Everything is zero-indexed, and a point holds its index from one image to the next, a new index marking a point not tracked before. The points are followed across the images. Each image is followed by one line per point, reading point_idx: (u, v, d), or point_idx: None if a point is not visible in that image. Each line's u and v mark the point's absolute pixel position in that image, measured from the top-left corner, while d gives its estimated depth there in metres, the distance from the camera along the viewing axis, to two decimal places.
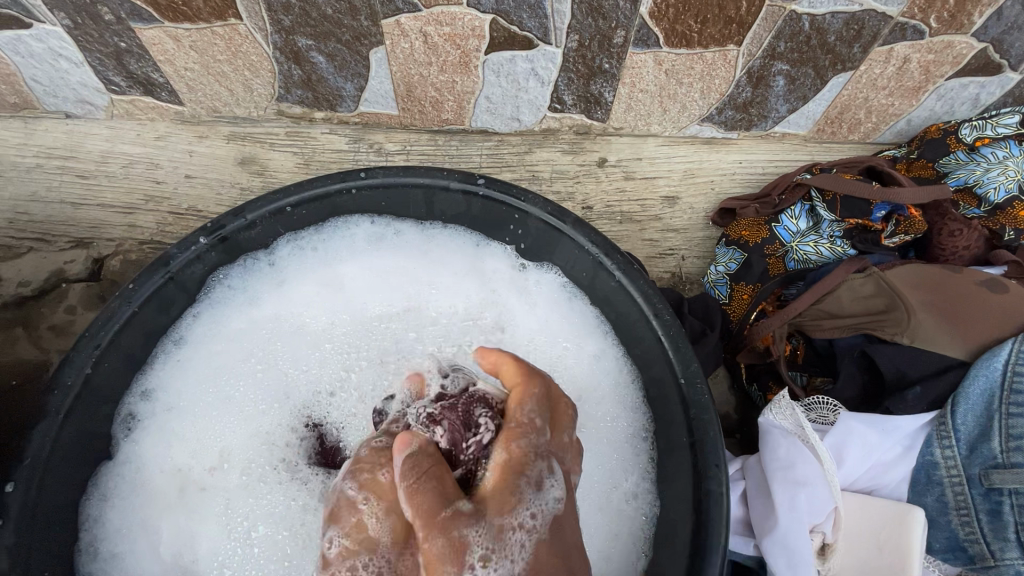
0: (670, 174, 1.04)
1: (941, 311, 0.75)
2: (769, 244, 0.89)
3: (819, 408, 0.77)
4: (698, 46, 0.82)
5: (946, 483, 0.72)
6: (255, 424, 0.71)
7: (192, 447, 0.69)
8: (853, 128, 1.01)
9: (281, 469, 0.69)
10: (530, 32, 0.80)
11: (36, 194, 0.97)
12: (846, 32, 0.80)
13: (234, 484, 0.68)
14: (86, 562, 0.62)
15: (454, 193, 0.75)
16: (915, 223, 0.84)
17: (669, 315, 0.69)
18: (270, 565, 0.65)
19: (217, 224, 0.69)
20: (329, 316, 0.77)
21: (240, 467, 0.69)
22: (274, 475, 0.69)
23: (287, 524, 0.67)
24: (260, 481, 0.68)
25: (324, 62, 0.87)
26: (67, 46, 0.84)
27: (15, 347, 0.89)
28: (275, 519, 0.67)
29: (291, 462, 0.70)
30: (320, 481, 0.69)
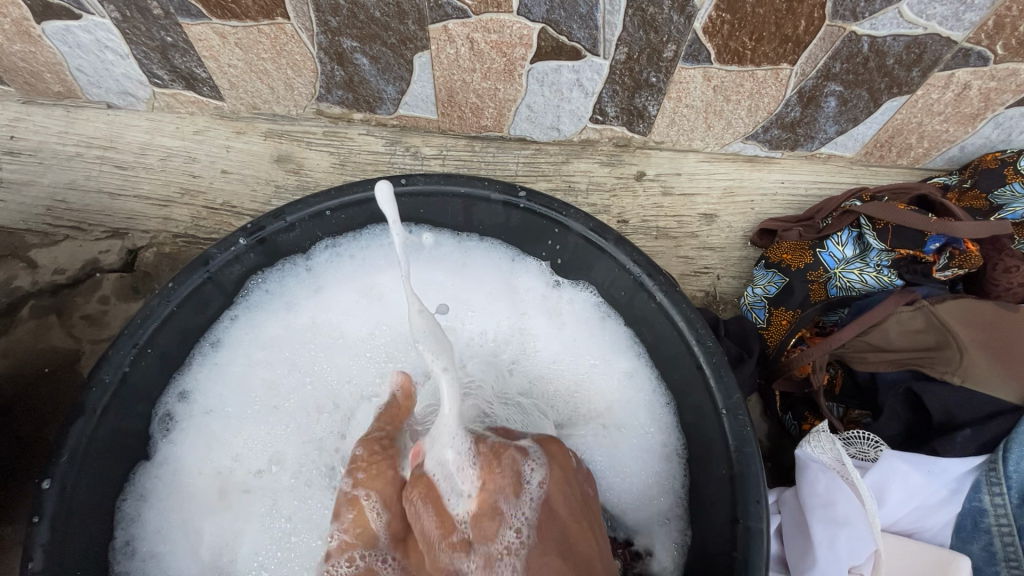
0: (709, 191, 1.02)
1: (995, 351, 0.73)
2: (812, 270, 0.86)
3: (858, 444, 0.74)
4: (751, 63, 0.79)
5: (993, 532, 0.69)
6: (295, 428, 0.71)
7: (234, 450, 0.69)
8: (903, 153, 0.98)
9: (325, 476, 0.69)
10: (579, 43, 0.78)
11: (75, 182, 0.98)
12: (906, 55, 0.77)
13: (280, 486, 0.68)
14: (122, 561, 0.63)
15: (495, 204, 0.73)
16: (971, 257, 0.81)
17: (712, 341, 0.66)
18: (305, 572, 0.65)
19: (256, 225, 0.68)
20: (366, 325, 0.76)
21: (292, 470, 0.69)
22: (317, 481, 0.69)
23: (320, 532, 0.67)
24: (306, 484, 0.69)
25: (367, 64, 0.86)
26: (114, 39, 0.84)
27: (48, 335, 0.89)
28: (309, 525, 0.67)
29: (333, 468, 0.70)
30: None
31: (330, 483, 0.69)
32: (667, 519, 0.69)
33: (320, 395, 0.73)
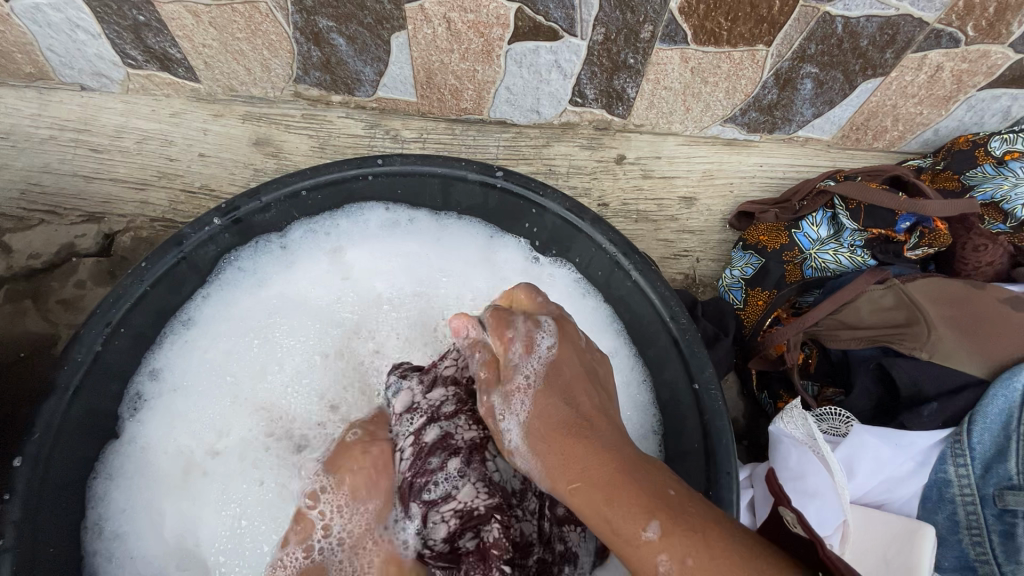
0: (688, 174, 1.03)
1: (960, 327, 0.74)
2: (788, 250, 0.88)
3: (831, 420, 0.76)
4: (727, 44, 0.80)
5: (958, 502, 0.72)
6: (258, 403, 0.71)
7: (197, 431, 0.69)
8: (878, 136, 1.00)
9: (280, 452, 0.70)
10: (556, 23, 0.78)
11: (48, 166, 0.97)
12: (879, 36, 0.78)
13: (235, 468, 0.69)
14: (91, 541, 0.62)
15: (472, 184, 0.73)
16: (940, 236, 0.83)
17: (685, 318, 0.67)
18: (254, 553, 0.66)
19: (231, 205, 0.67)
20: (337, 299, 0.77)
21: (243, 449, 0.69)
22: (275, 456, 0.69)
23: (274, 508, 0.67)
24: (258, 462, 0.69)
25: (344, 44, 0.86)
26: (85, 17, 0.83)
27: (24, 320, 0.88)
28: (265, 507, 0.67)
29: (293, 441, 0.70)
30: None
31: (281, 459, 0.69)
32: None
33: (288, 368, 0.73)
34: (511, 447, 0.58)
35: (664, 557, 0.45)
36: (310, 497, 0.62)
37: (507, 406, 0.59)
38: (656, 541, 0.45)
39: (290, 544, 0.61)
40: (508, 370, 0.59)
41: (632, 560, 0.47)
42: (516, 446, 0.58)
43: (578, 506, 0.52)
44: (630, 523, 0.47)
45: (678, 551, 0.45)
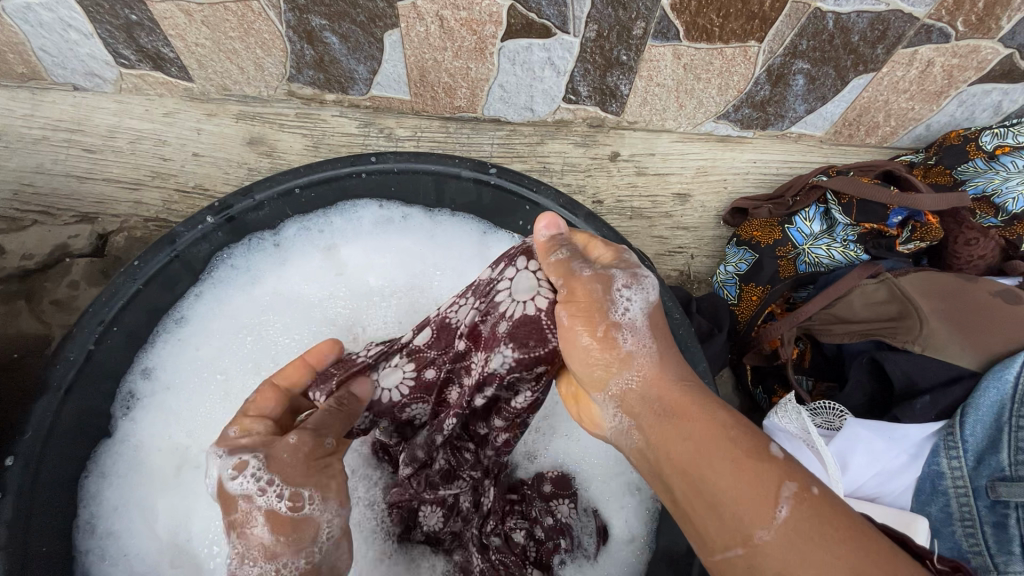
0: (682, 171, 1.03)
1: (953, 320, 0.75)
2: (781, 245, 0.88)
3: (825, 414, 0.77)
4: (719, 41, 0.80)
5: (950, 494, 0.71)
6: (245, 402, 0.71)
7: (189, 427, 0.69)
8: (871, 132, 1.00)
9: None
10: (548, 20, 0.78)
11: (41, 166, 0.96)
12: (870, 32, 0.78)
13: None
14: (83, 539, 0.62)
15: (465, 181, 0.73)
16: (932, 230, 0.82)
17: (678, 314, 0.67)
18: None
19: (224, 204, 0.68)
20: (329, 294, 0.77)
21: None
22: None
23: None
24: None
25: (337, 42, 0.86)
26: (76, 17, 0.83)
27: (17, 320, 0.88)
28: None
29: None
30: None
31: None
32: (637, 487, 0.69)
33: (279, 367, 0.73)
34: (622, 322, 0.46)
35: (782, 475, 0.35)
36: (293, 495, 0.45)
37: (634, 285, 0.47)
38: (781, 459, 0.36)
39: (285, 555, 0.45)
40: (631, 261, 0.49)
41: (739, 474, 0.35)
42: (627, 321, 0.46)
43: (679, 408, 0.41)
44: (751, 434, 0.37)
45: (807, 479, 0.35)
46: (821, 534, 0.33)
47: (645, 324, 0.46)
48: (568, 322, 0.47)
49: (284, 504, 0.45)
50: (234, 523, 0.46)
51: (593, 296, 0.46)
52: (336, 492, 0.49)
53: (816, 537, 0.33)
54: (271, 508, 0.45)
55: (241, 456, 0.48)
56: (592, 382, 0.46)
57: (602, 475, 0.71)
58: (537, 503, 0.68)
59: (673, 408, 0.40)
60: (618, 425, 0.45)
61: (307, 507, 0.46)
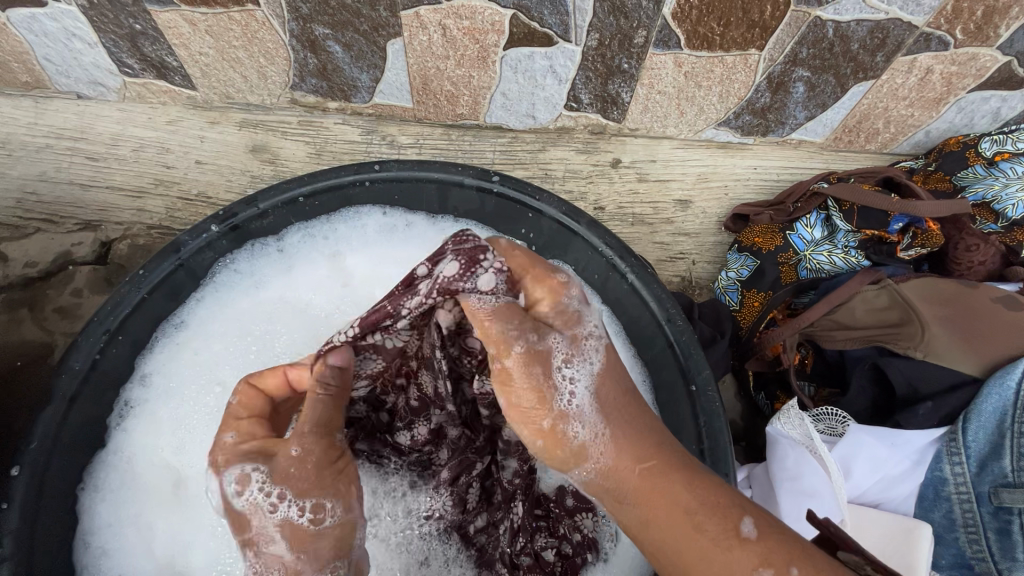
0: (683, 177, 1.03)
1: (954, 327, 0.75)
2: (783, 252, 0.89)
3: (828, 420, 0.78)
4: (719, 49, 0.81)
5: (954, 500, 0.72)
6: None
7: (178, 445, 0.67)
8: (871, 138, 1.01)
9: None
10: (551, 29, 0.79)
11: (45, 174, 0.97)
12: (869, 40, 0.79)
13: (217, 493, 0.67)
14: (78, 555, 0.61)
15: (469, 189, 0.74)
16: (933, 236, 0.83)
17: (682, 320, 0.68)
18: None
19: (228, 212, 0.69)
20: (336, 305, 0.75)
21: None
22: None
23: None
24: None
25: (341, 51, 0.86)
26: (81, 27, 0.83)
27: (20, 328, 0.88)
28: None
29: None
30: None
31: None
32: None
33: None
34: (568, 411, 0.48)
35: (759, 560, 0.42)
36: (314, 507, 0.48)
37: (575, 359, 0.49)
38: (754, 541, 0.43)
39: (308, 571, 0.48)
40: (573, 316, 0.50)
41: (716, 563, 0.42)
42: (575, 409, 0.48)
43: (642, 496, 0.46)
44: (718, 516, 0.44)
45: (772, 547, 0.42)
46: None
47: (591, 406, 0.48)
48: (515, 401, 0.48)
49: (304, 518, 0.48)
50: (247, 542, 0.48)
51: (535, 375, 0.47)
52: (352, 498, 0.52)
53: None
54: (290, 521, 0.47)
55: (243, 468, 0.48)
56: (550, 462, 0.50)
57: None
58: (565, 520, 0.67)
59: (650, 494, 0.46)
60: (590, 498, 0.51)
61: (325, 519, 0.49)
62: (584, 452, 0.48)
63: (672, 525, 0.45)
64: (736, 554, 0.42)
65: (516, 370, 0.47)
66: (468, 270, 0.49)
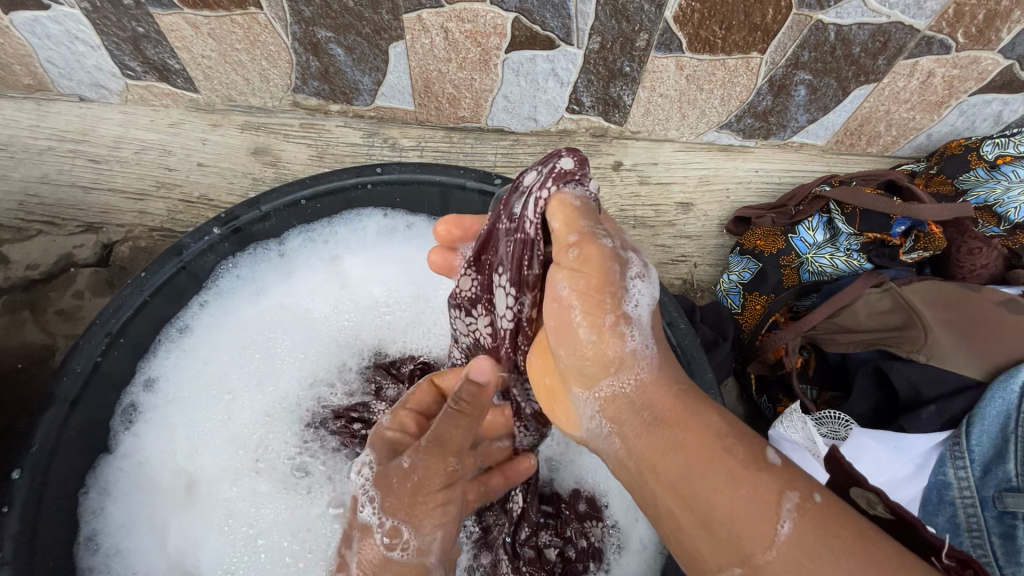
0: (685, 180, 1.03)
1: (956, 330, 0.75)
2: (785, 254, 0.89)
3: (830, 423, 0.77)
4: (721, 52, 0.81)
5: (957, 504, 0.71)
6: (246, 422, 0.71)
7: (188, 446, 0.68)
8: (872, 141, 1.01)
9: (286, 476, 0.69)
10: (552, 32, 0.79)
11: (47, 176, 0.97)
12: (871, 43, 0.79)
13: (229, 494, 0.67)
14: (85, 557, 0.61)
15: (471, 192, 0.74)
16: (935, 240, 0.83)
17: (683, 323, 0.68)
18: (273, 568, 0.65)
19: (231, 214, 0.68)
20: (336, 306, 0.77)
21: (232, 478, 0.68)
22: (269, 484, 0.68)
23: (289, 530, 0.67)
24: (255, 493, 0.68)
25: (343, 54, 0.86)
26: (85, 30, 0.84)
27: (22, 331, 0.88)
28: (277, 526, 0.67)
29: (298, 463, 0.69)
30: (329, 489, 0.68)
31: (283, 479, 0.68)
32: None
33: (282, 387, 0.73)
34: (633, 318, 0.42)
35: (783, 484, 0.36)
36: (391, 532, 0.51)
37: (644, 277, 0.44)
38: (779, 468, 0.36)
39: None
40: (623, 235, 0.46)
41: (737, 487, 0.36)
42: (637, 315, 0.42)
43: (675, 418, 0.39)
44: (747, 442, 0.38)
45: (801, 484, 0.36)
46: (825, 545, 0.33)
47: (650, 322, 0.43)
48: (578, 285, 0.42)
49: (382, 540, 0.51)
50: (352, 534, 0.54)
51: (602, 266, 0.42)
52: (432, 542, 0.51)
53: (815, 546, 0.33)
54: (372, 526, 0.51)
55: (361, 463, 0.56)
56: (575, 372, 0.43)
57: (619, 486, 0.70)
58: (573, 524, 0.68)
59: (675, 412, 0.40)
60: (595, 429, 0.43)
61: (396, 551, 0.50)
62: (630, 359, 0.41)
63: (689, 448, 0.38)
64: (763, 482, 0.36)
65: (596, 255, 0.42)
66: (582, 168, 0.47)
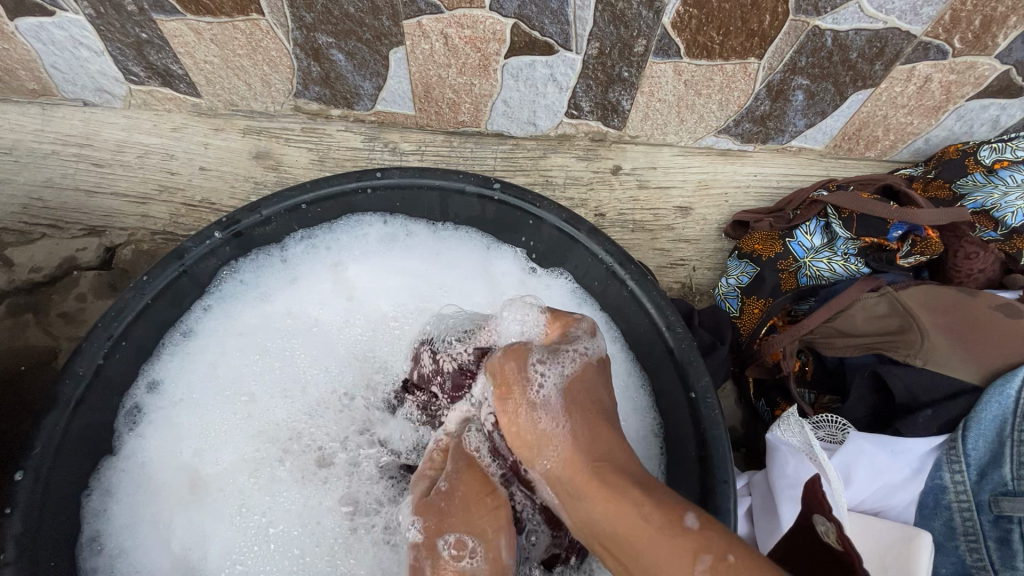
0: (684, 184, 1.04)
1: (954, 334, 0.75)
2: (782, 259, 0.89)
3: (828, 427, 0.77)
4: (719, 57, 0.81)
5: (954, 509, 0.72)
6: (262, 421, 0.72)
7: (196, 446, 0.70)
8: (870, 145, 1.01)
9: (296, 471, 0.70)
10: (551, 38, 0.80)
11: (51, 181, 0.98)
12: (868, 49, 0.79)
13: (241, 488, 0.69)
14: (88, 557, 0.63)
15: (470, 196, 0.74)
16: (932, 244, 0.83)
17: (681, 328, 0.67)
18: (282, 563, 0.66)
19: (232, 218, 0.68)
20: (344, 318, 0.78)
21: (247, 472, 0.70)
22: (288, 472, 0.70)
23: (301, 520, 0.68)
24: (273, 480, 0.70)
25: (344, 60, 0.87)
26: (88, 35, 0.84)
27: (25, 333, 0.89)
28: (288, 516, 0.68)
29: (325, 454, 0.72)
30: (343, 484, 0.70)
31: (295, 475, 0.70)
32: None
33: (304, 390, 0.74)
34: (538, 398, 0.54)
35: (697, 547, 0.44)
36: (455, 544, 0.53)
37: (548, 361, 0.56)
38: (695, 532, 0.45)
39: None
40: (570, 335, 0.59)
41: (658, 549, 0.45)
42: (546, 398, 0.54)
43: (597, 485, 0.50)
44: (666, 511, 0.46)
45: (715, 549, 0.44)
46: None
47: (558, 401, 0.55)
48: (503, 408, 0.55)
49: (447, 553, 0.53)
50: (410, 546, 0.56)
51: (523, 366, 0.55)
52: (495, 542, 0.54)
53: None
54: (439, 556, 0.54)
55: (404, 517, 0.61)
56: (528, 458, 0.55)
57: None
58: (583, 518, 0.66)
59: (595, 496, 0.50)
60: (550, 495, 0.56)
61: (464, 560, 0.53)
62: (546, 437, 0.53)
63: (620, 531, 0.47)
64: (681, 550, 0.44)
65: (504, 372, 0.55)
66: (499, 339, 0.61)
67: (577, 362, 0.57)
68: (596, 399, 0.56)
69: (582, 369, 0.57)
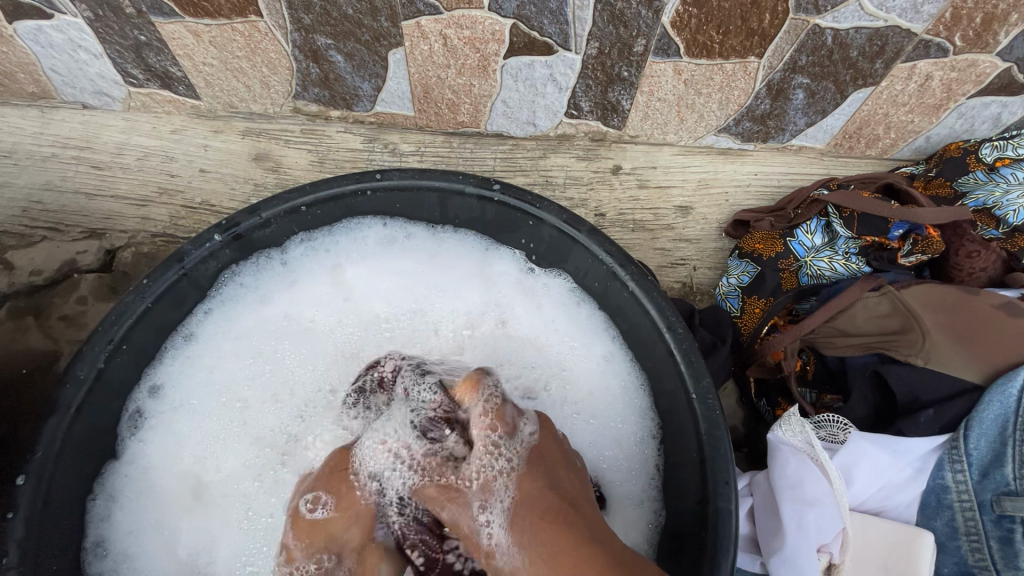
0: (684, 183, 1.04)
1: (955, 333, 0.75)
2: (783, 258, 0.89)
3: (829, 427, 0.76)
4: (719, 57, 0.81)
5: (956, 508, 0.72)
6: (259, 426, 0.71)
7: (197, 451, 0.70)
8: (871, 143, 1.01)
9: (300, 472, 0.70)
10: (551, 38, 0.79)
11: (50, 183, 0.98)
12: (869, 47, 0.79)
13: (249, 491, 0.69)
14: (95, 562, 0.63)
15: (469, 197, 0.73)
16: (932, 244, 0.83)
17: (682, 328, 0.67)
18: None
19: (231, 222, 0.68)
20: (340, 318, 0.77)
21: (253, 474, 0.69)
22: (292, 474, 0.70)
23: None
24: (278, 483, 0.69)
25: (342, 61, 0.87)
26: (87, 38, 0.84)
27: (26, 337, 0.88)
28: None
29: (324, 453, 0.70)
30: None
31: (301, 476, 0.70)
32: (643, 502, 0.69)
33: (293, 393, 0.73)
34: (491, 548, 0.51)
35: None
36: (313, 499, 0.55)
37: (486, 504, 0.53)
38: None
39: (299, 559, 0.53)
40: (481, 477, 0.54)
41: None
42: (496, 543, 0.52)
43: None
44: None
45: None
46: None
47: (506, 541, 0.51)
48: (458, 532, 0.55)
49: (304, 506, 0.55)
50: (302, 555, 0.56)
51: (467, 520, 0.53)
52: (351, 501, 0.56)
53: None
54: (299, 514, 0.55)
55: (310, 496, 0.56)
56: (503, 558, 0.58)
57: (630, 477, 0.70)
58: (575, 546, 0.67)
59: None
60: None
61: (317, 511, 0.55)
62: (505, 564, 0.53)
63: None
64: None
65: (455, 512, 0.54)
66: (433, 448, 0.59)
67: (511, 485, 0.53)
68: (546, 505, 0.52)
69: (520, 484, 0.53)
